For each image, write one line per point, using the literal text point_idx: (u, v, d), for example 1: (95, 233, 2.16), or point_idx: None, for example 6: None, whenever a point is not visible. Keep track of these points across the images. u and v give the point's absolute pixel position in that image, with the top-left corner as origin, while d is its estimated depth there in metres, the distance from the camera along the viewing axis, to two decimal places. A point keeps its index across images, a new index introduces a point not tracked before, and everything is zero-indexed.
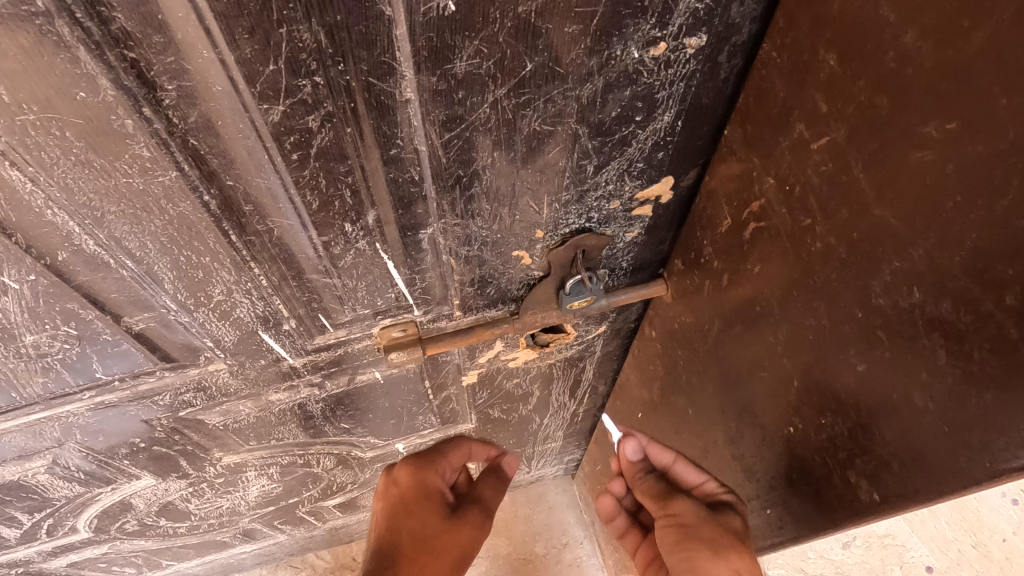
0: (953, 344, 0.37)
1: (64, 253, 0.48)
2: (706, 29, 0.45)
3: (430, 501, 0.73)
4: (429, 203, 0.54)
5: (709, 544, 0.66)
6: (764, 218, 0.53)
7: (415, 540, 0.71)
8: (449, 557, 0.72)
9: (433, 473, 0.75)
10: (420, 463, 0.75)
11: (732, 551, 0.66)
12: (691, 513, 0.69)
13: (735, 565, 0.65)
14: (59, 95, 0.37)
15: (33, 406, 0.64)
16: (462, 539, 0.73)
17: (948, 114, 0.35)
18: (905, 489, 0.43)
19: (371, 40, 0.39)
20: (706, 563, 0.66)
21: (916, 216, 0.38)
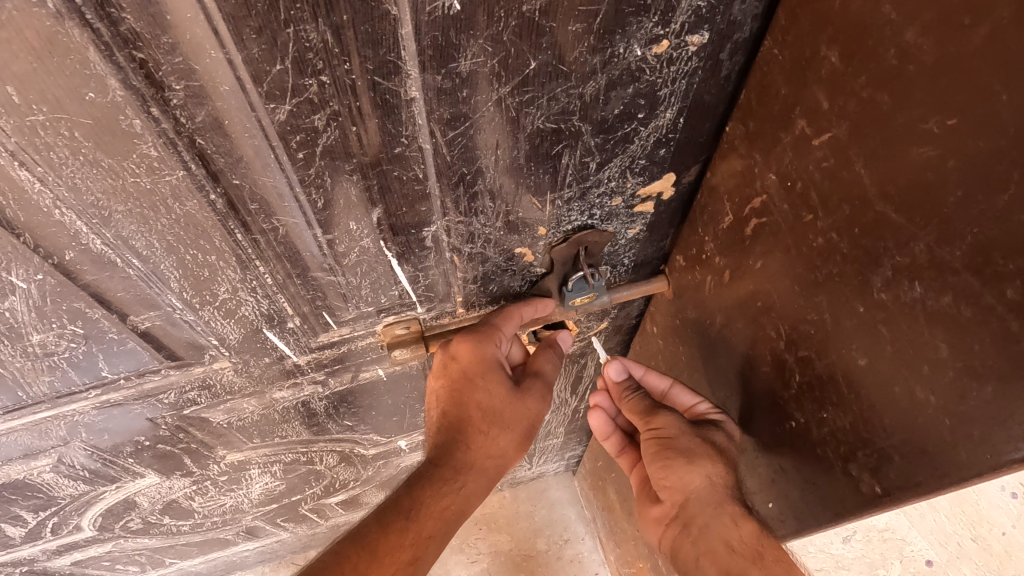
0: (955, 337, 0.38)
1: (71, 253, 0.48)
2: (708, 27, 0.46)
3: (495, 376, 0.68)
4: (433, 201, 0.55)
5: (684, 454, 0.64)
6: (766, 214, 0.53)
7: (480, 416, 0.69)
8: (512, 428, 0.71)
9: (493, 348, 0.67)
10: (478, 336, 0.67)
11: (708, 460, 0.63)
12: (673, 426, 0.66)
13: (707, 472, 0.63)
14: (68, 95, 0.37)
15: (39, 405, 0.64)
16: (524, 420, 0.72)
17: (949, 110, 0.35)
18: (907, 482, 0.44)
19: (377, 40, 0.39)
20: (683, 471, 0.64)
21: (917, 211, 0.38)
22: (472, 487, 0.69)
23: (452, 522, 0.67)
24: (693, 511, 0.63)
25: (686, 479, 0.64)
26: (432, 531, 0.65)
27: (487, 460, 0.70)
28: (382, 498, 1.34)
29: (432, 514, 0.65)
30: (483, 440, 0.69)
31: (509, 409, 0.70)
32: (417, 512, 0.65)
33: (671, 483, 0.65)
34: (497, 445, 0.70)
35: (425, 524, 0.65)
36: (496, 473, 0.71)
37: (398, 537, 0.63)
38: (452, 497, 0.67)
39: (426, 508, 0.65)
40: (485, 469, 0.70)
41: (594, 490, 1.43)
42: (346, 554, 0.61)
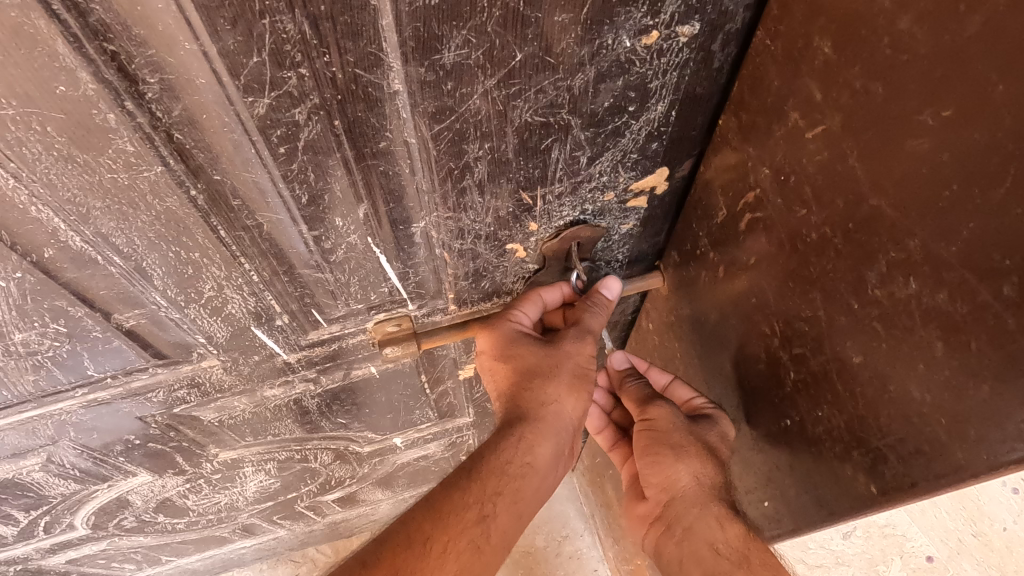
0: (950, 335, 0.37)
1: (50, 250, 0.47)
2: (699, 17, 0.45)
3: (519, 342, 0.65)
4: (421, 197, 0.54)
5: (675, 449, 0.63)
6: (759, 209, 0.52)
7: (521, 373, 0.64)
8: (556, 375, 0.64)
9: (506, 323, 0.66)
10: (491, 324, 0.66)
11: (697, 459, 0.62)
12: (667, 420, 0.65)
13: (695, 471, 0.62)
14: (38, 88, 0.36)
15: (25, 404, 0.64)
16: (571, 367, 0.65)
17: (944, 101, 0.34)
18: (902, 482, 0.43)
19: (357, 31, 0.38)
20: (672, 468, 0.63)
21: (912, 206, 0.37)
22: (533, 442, 0.62)
23: (521, 476, 0.60)
24: (679, 511, 0.62)
25: (676, 476, 0.63)
26: (496, 490, 0.58)
27: (538, 411, 0.63)
28: (379, 495, 1.33)
29: (493, 471, 0.59)
30: (529, 395, 0.63)
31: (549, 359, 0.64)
32: (479, 469, 0.59)
33: (658, 480, 0.64)
34: (545, 393, 0.63)
35: (489, 481, 0.59)
36: (562, 426, 0.64)
37: (464, 497, 0.57)
38: (513, 452, 0.61)
39: (488, 465, 0.59)
40: (543, 421, 0.63)
41: (592, 487, 1.43)
42: (415, 522, 0.56)
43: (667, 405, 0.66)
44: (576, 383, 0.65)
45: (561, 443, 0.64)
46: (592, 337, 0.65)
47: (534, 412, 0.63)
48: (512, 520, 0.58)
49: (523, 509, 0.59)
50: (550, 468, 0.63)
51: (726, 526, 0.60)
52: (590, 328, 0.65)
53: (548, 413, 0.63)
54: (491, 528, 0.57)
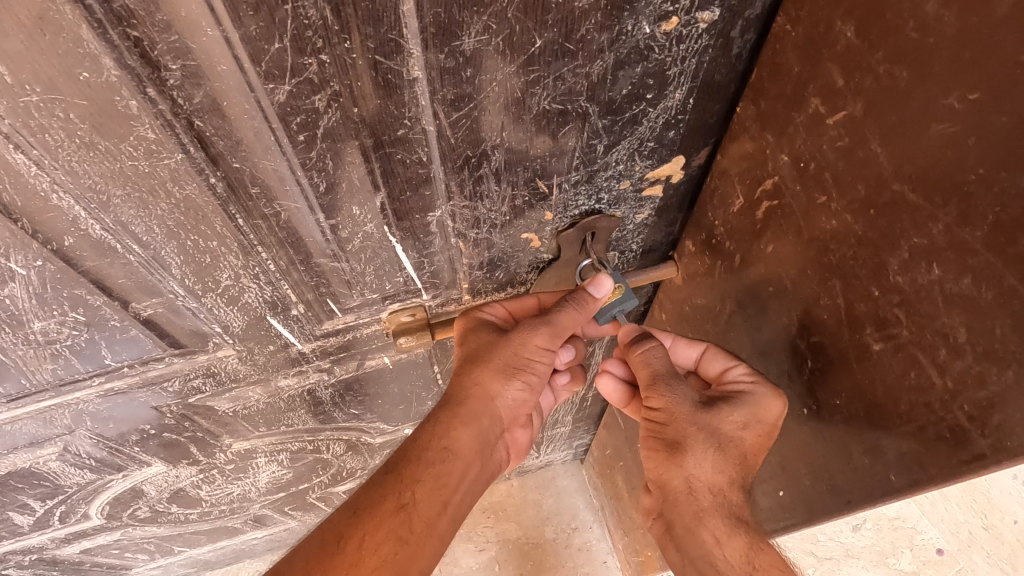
0: (974, 321, 0.37)
1: (70, 238, 0.47)
2: (719, 3, 0.44)
3: (474, 329, 0.67)
4: (438, 185, 0.54)
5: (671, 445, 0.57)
6: (778, 196, 0.52)
7: (460, 359, 0.66)
8: (487, 362, 0.64)
9: (472, 313, 0.68)
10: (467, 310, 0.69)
11: (694, 458, 0.56)
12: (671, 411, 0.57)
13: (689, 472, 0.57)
14: (62, 74, 0.36)
15: (43, 393, 0.64)
16: (509, 354, 0.64)
17: (971, 85, 0.34)
18: (923, 469, 0.43)
19: (378, 16, 0.38)
20: (666, 467, 0.58)
21: (935, 190, 0.37)
22: (454, 427, 0.62)
23: (440, 461, 0.60)
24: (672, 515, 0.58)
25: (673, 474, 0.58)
26: (414, 476, 0.58)
27: (461, 396, 0.64)
28: None
29: (411, 459, 0.60)
30: (455, 380, 0.65)
31: (487, 346, 0.64)
32: (399, 461, 0.60)
33: (659, 479, 0.59)
34: (468, 378, 0.64)
35: (406, 472, 0.59)
36: (485, 411, 0.64)
37: (380, 493, 0.58)
38: (430, 438, 0.61)
39: (406, 456, 0.60)
40: (465, 406, 0.63)
41: (602, 480, 1.43)
42: (337, 526, 0.57)
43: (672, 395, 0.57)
44: (507, 371, 0.64)
45: (484, 429, 0.64)
46: (547, 329, 0.63)
47: (458, 398, 0.64)
48: (435, 507, 0.58)
49: (447, 495, 0.59)
50: (473, 454, 0.63)
51: (723, 542, 0.55)
52: (554, 321, 0.62)
53: (471, 397, 0.64)
54: (412, 517, 0.57)
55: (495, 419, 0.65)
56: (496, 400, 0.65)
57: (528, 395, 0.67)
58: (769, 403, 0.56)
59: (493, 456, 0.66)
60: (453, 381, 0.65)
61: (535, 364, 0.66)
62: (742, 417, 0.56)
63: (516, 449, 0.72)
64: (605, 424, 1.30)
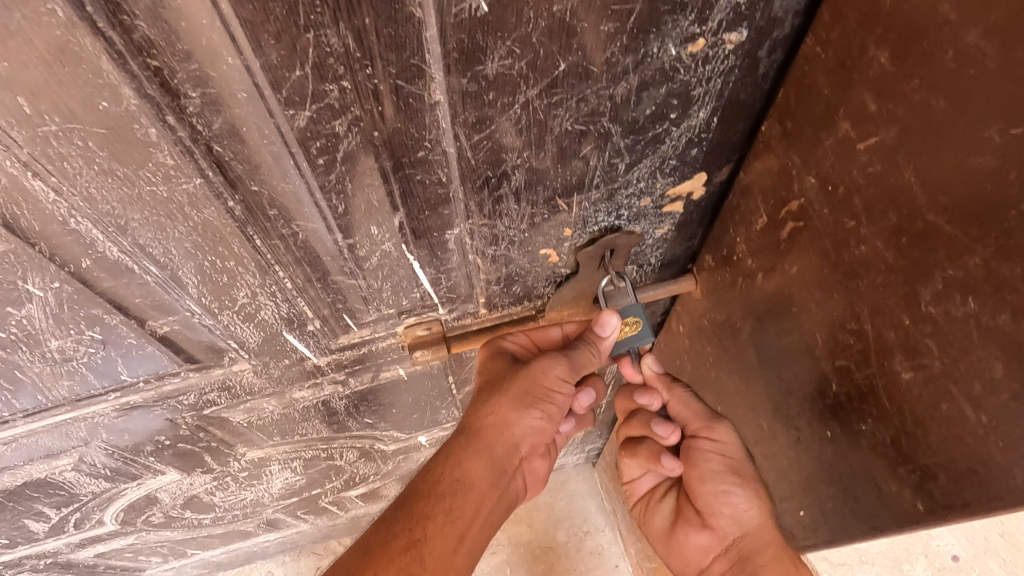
0: (1012, 358, 0.36)
1: (87, 261, 0.47)
2: (747, 24, 0.43)
3: (499, 355, 0.68)
4: (457, 204, 0.53)
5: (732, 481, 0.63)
6: (803, 218, 0.51)
7: (481, 385, 0.66)
8: (503, 390, 0.64)
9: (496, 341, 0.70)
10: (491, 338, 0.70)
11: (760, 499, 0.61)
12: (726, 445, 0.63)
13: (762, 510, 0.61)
14: (82, 104, 0.35)
15: (59, 408, 0.64)
16: (528, 382, 0.64)
17: (1013, 119, 0.33)
18: (952, 501, 0.42)
19: (400, 43, 0.37)
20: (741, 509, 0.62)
21: (973, 224, 0.36)
22: (471, 458, 0.62)
23: (452, 493, 0.60)
24: (753, 548, 0.64)
25: (719, 519, 0.66)
26: (427, 507, 0.58)
27: (478, 424, 0.64)
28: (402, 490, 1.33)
29: (424, 491, 0.60)
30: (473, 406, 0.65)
31: (507, 373, 0.65)
32: (413, 494, 0.60)
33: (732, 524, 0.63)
34: (484, 405, 0.64)
35: (417, 507, 0.58)
36: (500, 441, 0.64)
37: (393, 530, 0.57)
38: (442, 470, 0.61)
39: (419, 489, 0.60)
40: (479, 436, 0.63)
41: (614, 484, 1.42)
42: (348, 567, 0.56)
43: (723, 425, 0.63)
44: (528, 398, 0.64)
45: (499, 459, 0.64)
46: (566, 361, 0.64)
47: (473, 427, 0.64)
48: (449, 540, 0.57)
49: (461, 528, 0.58)
50: (487, 487, 0.62)
51: None
52: (568, 354, 0.64)
53: (486, 427, 0.63)
54: (425, 551, 0.56)
55: (512, 450, 0.65)
56: (513, 429, 0.64)
57: (548, 426, 0.66)
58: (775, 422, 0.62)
59: (509, 487, 0.65)
60: (470, 410, 0.65)
61: (556, 396, 0.66)
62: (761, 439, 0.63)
63: (533, 481, 0.71)
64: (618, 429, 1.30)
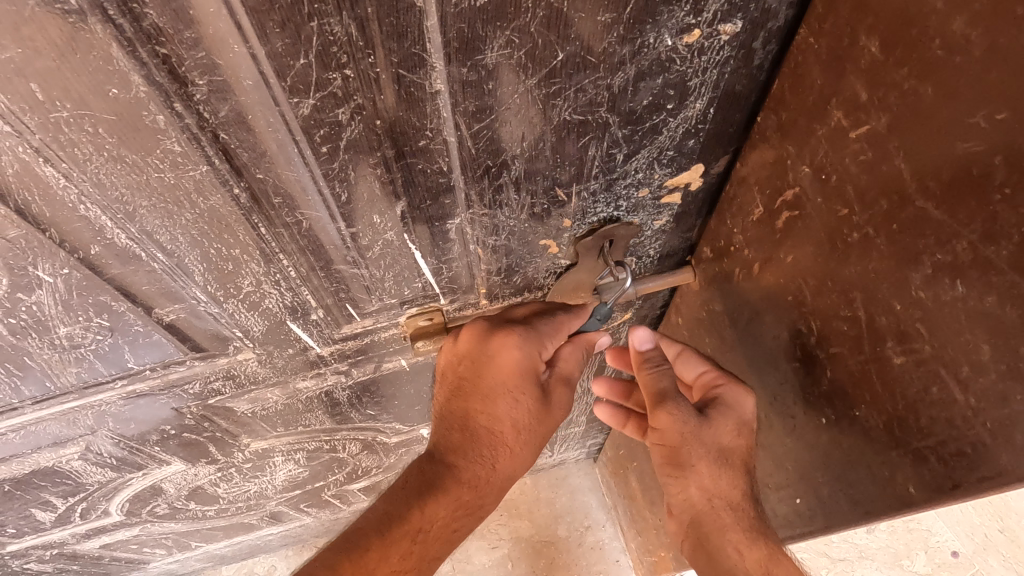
0: (999, 339, 0.37)
1: (96, 247, 0.48)
2: (741, 15, 0.44)
3: (531, 381, 0.62)
4: (458, 194, 0.54)
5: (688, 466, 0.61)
6: (798, 207, 0.52)
7: (508, 420, 0.63)
8: (534, 435, 0.64)
9: (529, 355, 0.61)
10: (517, 344, 0.61)
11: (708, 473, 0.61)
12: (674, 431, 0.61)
13: (705, 486, 0.61)
14: (92, 91, 0.36)
15: (67, 395, 0.65)
16: (552, 427, 0.65)
17: (998, 104, 0.34)
18: (943, 483, 0.43)
19: (402, 32, 0.38)
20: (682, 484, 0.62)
21: (961, 208, 0.37)
22: (470, 505, 0.63)
23: (459, 534, 0.64)
24: (701, 531, 0.62)
25: (673, 497, 0.64)
26: (412, 548, 0.61)
27: (501, 467, 0.64)
28: None
29: (413, 532, 0.61)
30: (497, 448, 0.63)
31: (542, 418, 0.64)
32: (401, 527, 0.61)
33: (678, 498, 0.64)
34: (514, 456, 0.64)
35: (427, 550, 0.62)
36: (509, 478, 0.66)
37: (400, 568, 0.61)
38: (460, 514, 0.63)
39: (433, 531, 0.62)
40: (496, 479, 0.64)
41: (615, 480, 1.43)
42: None
43: (678, 413, 0.60)
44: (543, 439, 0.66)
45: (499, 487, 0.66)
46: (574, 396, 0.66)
47: (494, 467, 0.63)
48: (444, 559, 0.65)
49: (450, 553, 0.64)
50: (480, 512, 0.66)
51: (744, 552, 0.60)
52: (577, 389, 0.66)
53: (506, 469, 0.64)
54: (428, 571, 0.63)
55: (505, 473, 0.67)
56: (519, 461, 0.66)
57: None
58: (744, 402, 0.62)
59: None
60: (490, 447, 0.63)
61: None
62: (733, 424, 0.62)
63: None
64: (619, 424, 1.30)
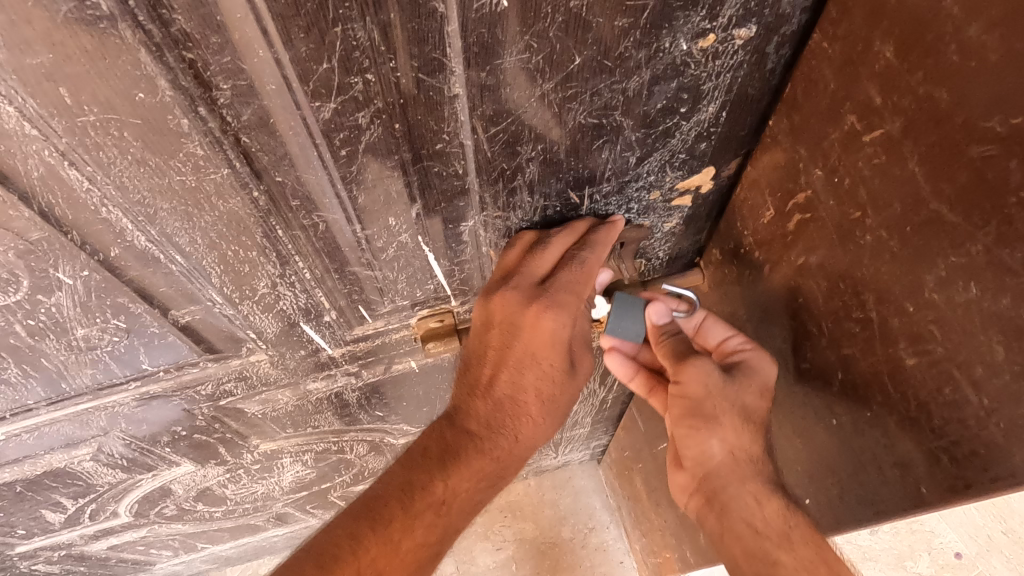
0: (1012, 340, 0.37)
1: (116, 249, 0.48)
2: (756, 20, 0.45)
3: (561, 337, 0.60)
4: (472, 197, 0.54)
5: (708, 419, 0.61)
6: (810, 210, 0.52)
7: (538, 393, 0.62)
8: (559, 404, 0.64)
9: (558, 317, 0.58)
10: (549, 304, 0.58)
11: (732, 429, 0.60)
12: (697, 382, 0.61)
13: (727, 442, 0.60)
14: (119, 96, 0.37)
15: (81, 396, 0.65)
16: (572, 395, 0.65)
17: (1012, 109, 0.34)
18: (955, 482, 0.43)
19: (423, 37, 0.39)
20: (703, 440, 0.61)
21: (975, 211, 0.37)
22: (492, 475, 0.61)
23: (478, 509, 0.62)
24: (715, 485, 0.61)
25: (689, 458, 0.64)
26: (435, 520, 0.58)
27: (524, 444, 0.63)
28: None
29: (437, 501, 0.58)
30: (524, 421, 0.62)
31: (564, 386, 0.63)
32: (426, 496, 0.58)
33: (692, 451, 0.63)
34: (538, 429, 0.64)
35: (449, 524, 0.59)
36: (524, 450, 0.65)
37: (420, 544, 0.57)
38: (482, 490, 0.61)
39: (455, 507, 0.59)
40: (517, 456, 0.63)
41: (619, 481, 1.43)
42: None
43: (700, 366, 0.61)
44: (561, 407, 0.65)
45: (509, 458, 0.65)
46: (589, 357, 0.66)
47: (520, 443, 0.63)
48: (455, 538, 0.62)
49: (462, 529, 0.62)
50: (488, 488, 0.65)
51: (762, 502, 0.58)
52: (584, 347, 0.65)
53: (528, 443, 0.63)
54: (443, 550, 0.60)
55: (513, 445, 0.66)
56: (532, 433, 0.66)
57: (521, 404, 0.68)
58: (769, 367, 0.61)
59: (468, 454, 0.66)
60: (517, 419, 0.62)
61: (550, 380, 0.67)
62: (758, 384, 0.60)
63: None
64: (623, 425, 1.31)
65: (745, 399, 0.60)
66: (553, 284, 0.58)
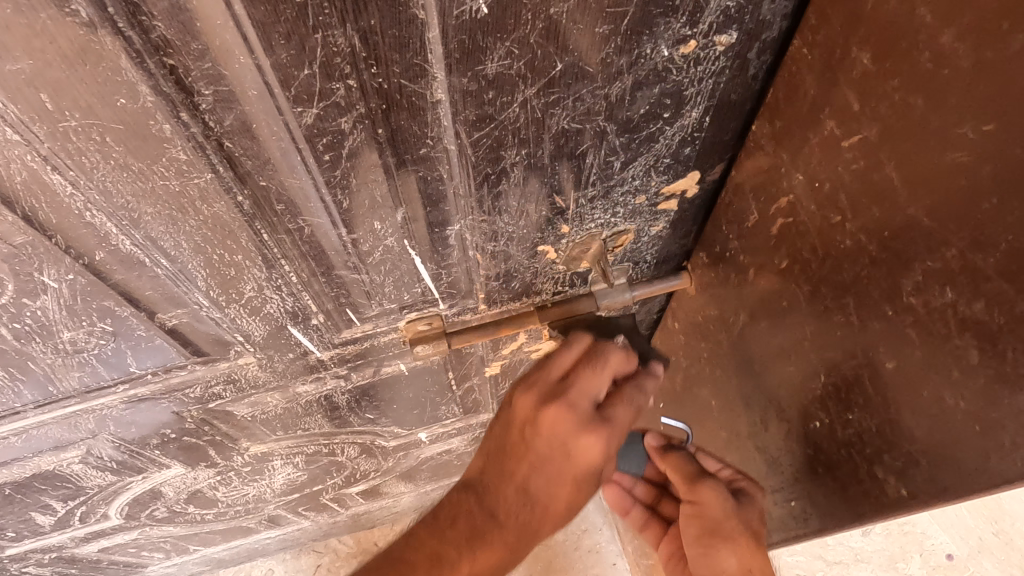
0: (985, 345, 0.37)
1: (101, 253, 0.49)
2: (736, 27, 0.45)
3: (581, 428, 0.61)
4: (457, 201, 0.55)
5: (727, 538, 0.69)
6: (792, 214, 0.53)
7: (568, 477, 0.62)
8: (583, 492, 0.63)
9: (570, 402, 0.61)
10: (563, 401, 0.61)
11: (749, 550, 0.68)
12: (715, 501, 0.70)
13: (742, 557, 0.68)
14: (100, 101, 0.37)
15: (69, 399, 0.65)
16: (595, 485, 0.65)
17: (985, 116, 0.34)
18: (933, 485, 0.44)
19: (404, 43, 0.39)
20: (717, 552, 0.70)
21: (950, 217, 0.38)
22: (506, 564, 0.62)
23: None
24: None
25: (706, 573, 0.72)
26: None
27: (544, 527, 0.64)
28: (402, 487, 1.35)
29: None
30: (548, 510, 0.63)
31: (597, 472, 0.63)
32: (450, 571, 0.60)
33: (710, 565, 0.72)
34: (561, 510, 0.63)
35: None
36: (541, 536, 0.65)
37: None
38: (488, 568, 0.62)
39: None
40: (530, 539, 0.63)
41: None
42: None
43: (716, 487, 0.70)
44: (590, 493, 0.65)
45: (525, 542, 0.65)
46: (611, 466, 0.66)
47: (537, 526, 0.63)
48: None
49: None
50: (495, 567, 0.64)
51: None
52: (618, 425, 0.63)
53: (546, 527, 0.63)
54: None
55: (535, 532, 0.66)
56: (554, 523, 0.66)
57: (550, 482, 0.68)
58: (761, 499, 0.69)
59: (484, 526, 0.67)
60: (543, 502, 0.63)
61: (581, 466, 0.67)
62: (760, 512, 0.68)
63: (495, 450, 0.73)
64: None
65: (756, 526, 0.68)
66: (611, 413, 0.62)
